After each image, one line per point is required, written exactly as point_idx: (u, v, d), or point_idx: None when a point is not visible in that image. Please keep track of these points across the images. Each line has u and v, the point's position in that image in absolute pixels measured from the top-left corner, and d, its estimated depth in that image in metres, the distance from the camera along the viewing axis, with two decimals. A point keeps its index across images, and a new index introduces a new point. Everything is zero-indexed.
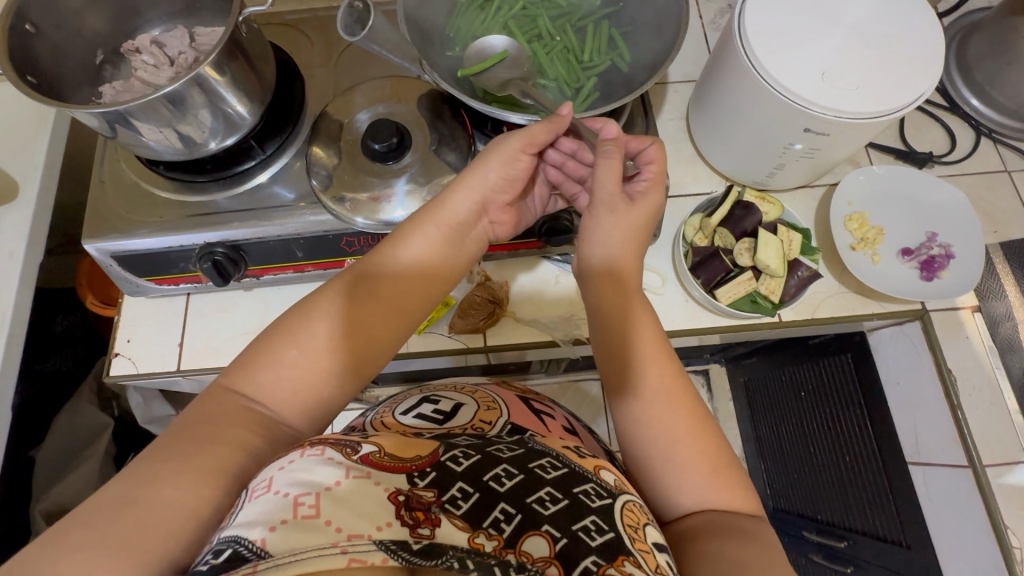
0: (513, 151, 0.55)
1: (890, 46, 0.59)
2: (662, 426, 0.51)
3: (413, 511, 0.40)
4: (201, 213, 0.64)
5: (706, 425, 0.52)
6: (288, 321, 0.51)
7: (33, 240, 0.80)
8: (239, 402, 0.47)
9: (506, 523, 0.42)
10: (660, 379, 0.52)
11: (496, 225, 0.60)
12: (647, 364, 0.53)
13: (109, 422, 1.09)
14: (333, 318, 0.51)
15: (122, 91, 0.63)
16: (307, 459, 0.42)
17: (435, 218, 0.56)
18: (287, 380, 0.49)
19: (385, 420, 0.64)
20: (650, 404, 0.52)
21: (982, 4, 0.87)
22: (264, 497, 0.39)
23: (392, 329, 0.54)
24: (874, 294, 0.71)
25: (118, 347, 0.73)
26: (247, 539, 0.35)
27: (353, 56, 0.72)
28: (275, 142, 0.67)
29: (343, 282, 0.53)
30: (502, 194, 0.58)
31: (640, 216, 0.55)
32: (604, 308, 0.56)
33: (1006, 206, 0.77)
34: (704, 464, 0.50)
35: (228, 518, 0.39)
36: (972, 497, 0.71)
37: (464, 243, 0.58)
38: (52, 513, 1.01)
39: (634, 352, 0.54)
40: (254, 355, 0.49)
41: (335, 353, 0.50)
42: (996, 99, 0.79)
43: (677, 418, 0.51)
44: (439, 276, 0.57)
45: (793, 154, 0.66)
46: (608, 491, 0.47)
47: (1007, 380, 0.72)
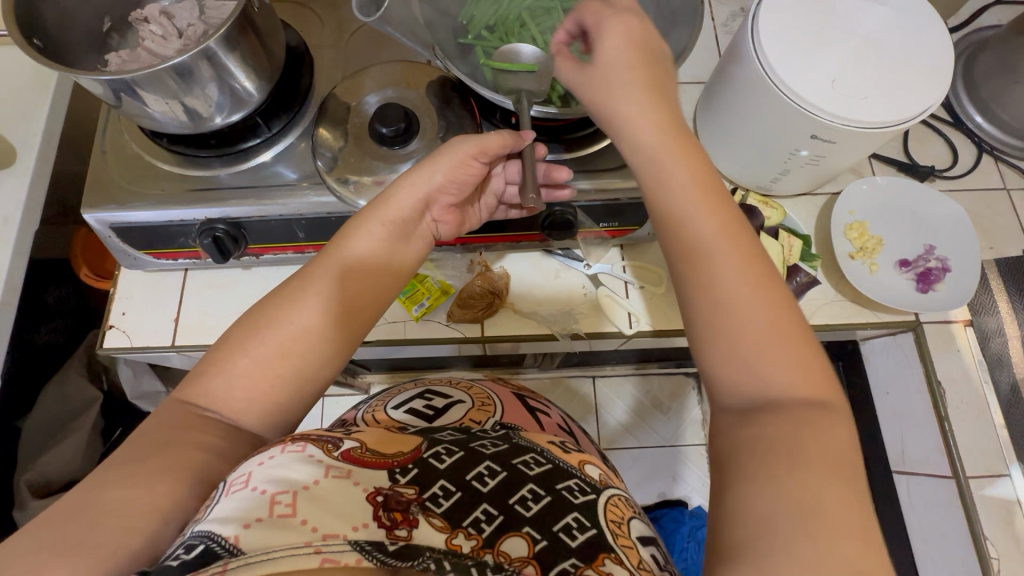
0: (465, 157, 0.56)
1: (900, 58, 0.60)
2: (757, 347, 0.40)
3: (391, 512, 0.40)
4: (201, 188, 0.64)
5: (786, 304, 0.42)
6: (239, 332, 0.51)
7: (30, 207, 0.79)
8: (191, 413, 0.47)
9: (487, 523, 0.42)
10: (756, 293, 0.42)
11: (439, 223, 0.61)
12: (736, 276, 0.42)
13: (98, 396, 1.08)
14: (286, 325, 0.50)
15: (129, 61, 0.62)
16: (287, 455, 0.42)
17: (376, 211, 0.56)
18: (236, 391, 0.48)
19: (377, 416, 0.64)
20: (738, 325, 0.41)
21: (991, 21, 0.87)
22: (240, 493, 0.40)
23: (347, 333, 0.53)
24: (869, 304, 0.72)
25: (112, 319, 0.72)
26: (221, 536, 0.36)
27: (363, 38, 0.72)
28: (281, 121, 0.66)
29: (292, 287, 0.52)
30: (446, 195, 0.58)
31: (650, 103, 0.48)
32: (677, 218, 0.46)
33: (1003, 223, 0.78)
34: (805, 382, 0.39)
35: (201, 510, 0.40)
36: (954, 508, 0.73)
37: (409, 239, 0.58)
38: (37, 486, 1.00)
39: (720, 261, 0.43)
40: (208, 365, 0.49)
41: (286, 361, 0.50)
42: (1000, 117, 0.80)
43: (776, 338, 0.40)
44: (385, 276, 0.56)
45: (799, 160, 0.67)
46: (592, 487, 0.47)
47: (994, 395, 0.74)
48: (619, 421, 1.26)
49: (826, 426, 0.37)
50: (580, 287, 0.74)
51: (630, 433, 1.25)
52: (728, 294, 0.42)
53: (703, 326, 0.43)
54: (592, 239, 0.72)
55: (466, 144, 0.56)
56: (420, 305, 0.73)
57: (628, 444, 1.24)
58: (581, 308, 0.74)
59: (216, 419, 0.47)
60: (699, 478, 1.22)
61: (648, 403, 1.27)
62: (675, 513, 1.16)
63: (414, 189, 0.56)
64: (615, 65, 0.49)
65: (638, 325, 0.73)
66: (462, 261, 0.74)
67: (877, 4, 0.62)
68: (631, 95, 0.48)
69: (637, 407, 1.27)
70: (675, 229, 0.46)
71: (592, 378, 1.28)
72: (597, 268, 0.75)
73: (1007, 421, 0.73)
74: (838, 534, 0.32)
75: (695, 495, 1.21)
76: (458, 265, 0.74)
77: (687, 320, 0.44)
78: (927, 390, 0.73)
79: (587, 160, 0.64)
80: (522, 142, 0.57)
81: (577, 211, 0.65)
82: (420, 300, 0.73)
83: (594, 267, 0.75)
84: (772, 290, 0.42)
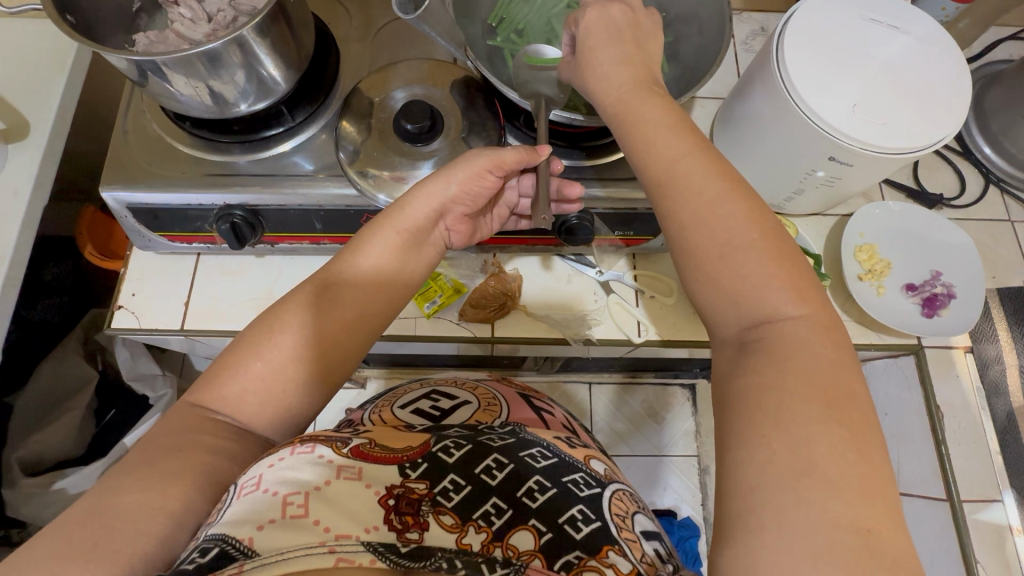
0: (480, 170, 0.57)
1: (920, 86, 0.61)
2: (739, 276, 0.42)
3: (402, 515, 0.40)
4: (220, 174, 0.64)
5: (780, 235, 0.43)
6: (251, 336, 0.50)
7: (40, 183, 0.78)
8: (204, 414, 0.47)
9: (496, 517, 0.43)
10: (736, 220, 0.43)
11: (451, 232, 0.61)
12: (717, 210, 0.44)
13: (94, 374, 1.07)
14: (300, 327, 0.50)
15: (157, 43, 0.62)
16: (297, 457, 0.42)
17: (393, 220, 0.56)
18: (248, 397, 0.48)
19: (383, 416, 0.64)
20: (719, 259, 0.43)
21: (1002, 56, 0.89)
22: (252, 495, 0.40)
23: (359, 337, 0.54)
24: (874, 325, 0.73)
25: (121, 300, 0.72)
26: (235, 538, 0.36)
27: (390, 34, 0.72)
28: (305, 111, 0.67)
29: (306, 292, 0.52)
30: (460, 206, 0.58)
31: (629, 71, 0.50)
32: (662, 177, 0.47)
33: (1007, 254, 0.80)
34: (790, 292, 0.42)
35: (213, 514, 0.40)
36: (947, 531, 0.74)
37: (423, 247, 0.58)
38: (28, 463, 1.01)
39: (697, 200, 0.44)
40: (218, 369, 0.49)
41: (299, 366, 0.50)
42: (1008, 149, 0.81)
43: (755, 257, 0.42)
44: (397, 287, 0.56)
45: (814, 180, 0.68)
46: (597, 482, 0.49)
47: (990, 421, 0.75)
48: (613, 428, 1.26)
49: (812, 343, 0.40)
50: (591, 293, 0.75)
51: (624, 441, 1.25)
52: (706, 230, 0.44)
53: (688, 265, 0.45)
54: (607, 246, 0.73)
55: (482, 158, 0.56)
56: (432, 302, 0.73)
57: (621, 452, 1.24)
58: (591, 314, 0.74)
59: (226, 422, 0.47)
60: (690, 488, 1.22)
61: (643, 412, 1.27)
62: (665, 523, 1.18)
63: (431, 203, 0.56)
64: (599, 44, 0.52)
65: (646, 335, 0.74)
66: (476, 261, 0.74)
67: (899, 33, 0.64)
68: (618, 68, 0.51)
69: (631, 415, 1.27)
70: (657, 180, 0.47)
71: (589, 384, 1.29)
72: (609, 275, 0.76)
73: (1002, 447, 0.74)
74: (833, 492, 0.34)
75: (685, 505, 1.21)
76: (472, 266, 0.75)
77: (687, 276, 0.45)
78: (925, 414, 0.75)
79: (607, 169, 0.65)
80: (535, 158, 0.56)
81: (594, 218, 0.66)
82: (432, 297, 0.73)
83: (606, 273, 0.75)
84: (753, 218, 0.43)
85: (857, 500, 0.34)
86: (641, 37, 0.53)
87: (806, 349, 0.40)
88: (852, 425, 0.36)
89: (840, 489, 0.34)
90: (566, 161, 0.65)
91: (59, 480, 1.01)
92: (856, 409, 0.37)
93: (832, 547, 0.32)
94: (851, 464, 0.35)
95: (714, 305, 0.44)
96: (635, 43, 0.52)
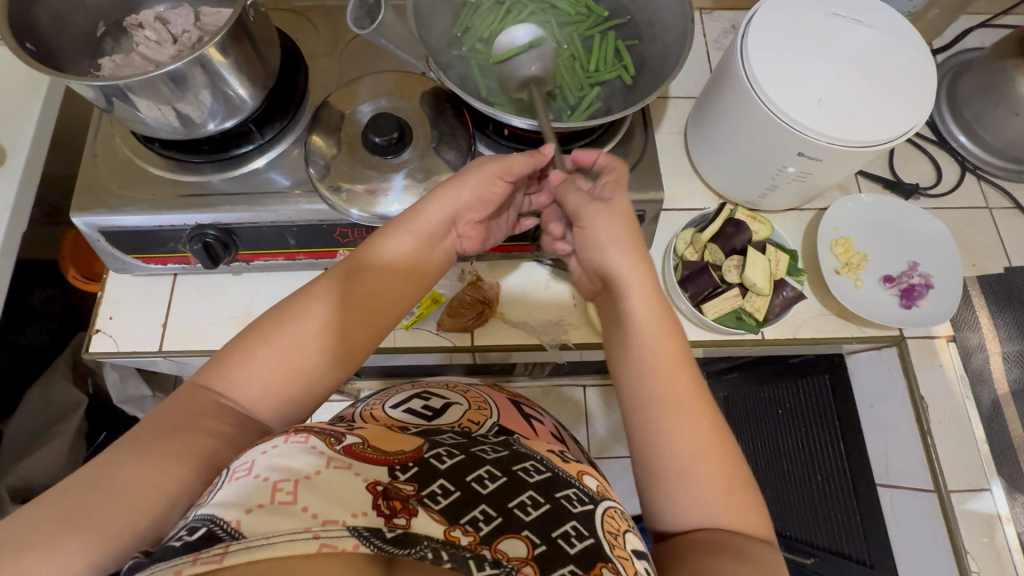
0: (490, 176, 0.55)
1: (885, 79, 0.61)
2: (688, 462, 0.47)
3: (390, 501, 0.41)
4: (193, 194, 0.63)
5: (725, 439, 0.48)
6: (262, 323, 0.50)
7: (18, 209, 0.78)
8: (205, 396, 0.46)
9: (484, 523, 0.43)
10: (693, 408, 0.48)
11: (463, 238, 0.60)
12: (684, 419, 0.48)
13: (83, 399, 1.07)
14: (309, 317, 0.50)
15: (122, 65, 0.62)
16: (291, 445, 0.42)
17: (408, 226, 0.55)
18: (253, 385, 0.48)
19: (375, 412, 0.64)
20: (684, 464, 0.47)
21: (974, 44, 0.90)
22: (243, 479, 0.39)
23: (369, 330, 0.54)
24: (854, 318, 0.73)
25: (99, 324, 0.72)
26: (223, 520, 0.35)
27: (359, 47, 0.72)
28: (274, 128, 0.66)
29: (318, 287, 0.52)
30: (471, 211, 0.57)
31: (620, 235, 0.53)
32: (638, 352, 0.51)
33: (985, 242, 0.80)
34: (734, 508, 0.46)
35: (204, 496, 0.39)
36: (935, 521, 0.74)
37: (434, 251, 0.57)
38: (19, 489, 0.99)
39: (663, 386, 0.49)
40: (226, 355, 0.49)
41: (307, 355, 0.50)
42: (983, 137, 0.81)
43: (703, 455, 0.47)
44: (406, 296, 0.56)
45: (786, 176, 0.68)
46: (591, 498, 0.47)
47: (976, 409, 0.75)
48: (607, 430, 1.26)
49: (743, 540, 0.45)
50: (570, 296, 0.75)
51: (618, 442, 1.25)
52: (670, 416, 0.48)
53: (650, 435, 0.49)
54: None
55: (498, 166, 0.55)
56: (411, 313, 0.73)
57: (617, 453, 1.25)
58: (572, 318, 0.74)
59: None
60: None
61: None
62: None
63: (444, 208, 0.55)
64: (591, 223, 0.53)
65: None
66: (452, 271, 0.74)
67: (862, 26, 0.64)
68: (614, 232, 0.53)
69: None
70: (636, 367, 0.50)
71: (583, 387, 1.28)
72: None
73: (988, 435, 0.74)
74: None
75: None
76: (448, 275, 0.75)
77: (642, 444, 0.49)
78: (910, 404, 0.75)
79: None
80: (544, 158, 0.56)
81: None
82: (411, 308, 0.73)
83: None
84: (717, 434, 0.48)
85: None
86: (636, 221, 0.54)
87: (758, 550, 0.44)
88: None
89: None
90: None
91: None
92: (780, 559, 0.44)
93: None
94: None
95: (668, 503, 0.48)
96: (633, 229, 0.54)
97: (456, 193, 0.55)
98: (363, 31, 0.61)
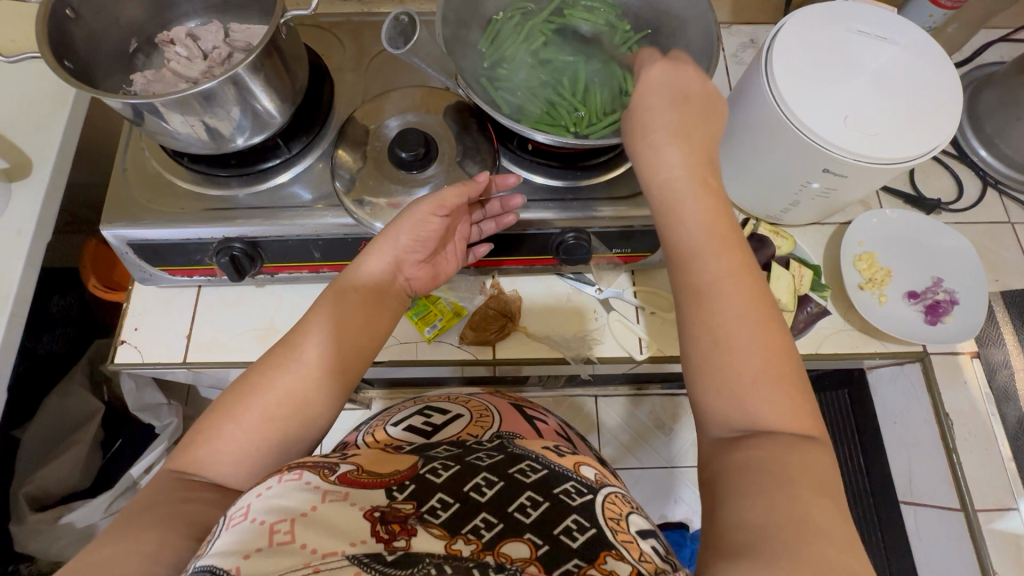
0: (425, 215, 0.57)
1: (911, 96, 0.61)
2: (735, 339, 0.43)
3: (389, 525, 0.40)
4: (219, 208, 0.64)
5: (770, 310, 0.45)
6: (226, 401, 0.51)
7: (43, 220, 0.79)
8: (183, 474, 0.48)
9: (486, 530, 0.42)
10: (738, 281, 0.45)
11: (412, 280, 0.62)
12: (736, 302, 0.44)
13: (99, 407, 1.07)
14: (273, 388, 0.52)
15: (154, 81, 0.63)
16: (285, 484, 0.42)
17: (353, 271, 0.58)
18: (226, 460, 0.49)
19: (377, 437, 0.64)
20: (728, 342, 0.44)
21: (993, 58, 0.89)
22: (240, 525, 0.39)
23: (338, 390, 0.55)
24: (877, 333, 0.73)
25: (124, 335, 0.72)
26: (222, 569, 0.36)
27: (383, 63, 0.73)
28: (301, 142, 0.67)
29: (280, 349, 0.54)
30: (414, 254, 0.60)
31: (671, 113, 0.50)
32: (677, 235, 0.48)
33: (1009, 257, 0.79)
34: (780, 396, 0.42)
35: (203, 547, 0.40)
36: (963, 540, 0.73)
37: (387, 295, 0.60)
38: (36, 497, 1.01)
39: (706, 262, 0.46)
40: (197, 433, 0.50)
41: (273, 425, 0.51)
42: (1004, 152, 0.81)
43: (750, 326, 0.44)
44: (367, 340, 0.58)
45: (810, 192, 0.68)
46: (588, 487, 0.48)
47: (1001, 427, 0.74)
48: (619, 441, 1.25)
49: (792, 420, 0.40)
50: (592, 311, 0.75)
51: (632, 453, 1.24)
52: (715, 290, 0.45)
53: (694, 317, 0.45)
54: (604, 264, 0.72)
55: (428, 204, 0.57)
56: (433, 326, 0.73)
57: (630, 464, 1.23)
58: (592, 332, 0.74)
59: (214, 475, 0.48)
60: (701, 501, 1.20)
61: (650, 424, 1.26)
62: (676, 535, 1.13)
63: (386, 250, 0.58)
64: (658, 106, 0.51)
65: (648, 351, 0.73)
66: (475, 283, 0.74)
67: (886, 44, 0.64)
68: (667, 110, 0.51)
69: (638, 427, 1.26)
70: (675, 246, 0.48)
71: (595, 397, 1.28)
72: (609, 292, 0.76)
73: (1015, 453, 0.73)
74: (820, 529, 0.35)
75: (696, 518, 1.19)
76: (471, 288, 0.74)
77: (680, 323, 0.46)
78: (934, 420, 0.74)
79: (603, 188, 0.65)
80: (477, 186, 0.58)
81: (591, 238, 0.66)
82: (432, 322, 0.73)
83: (606, 291, 0.75)
84: (772, 325, 0.44)
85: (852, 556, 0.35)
86: (709, 110, 0.51)
87: (817, 458, 0.40)
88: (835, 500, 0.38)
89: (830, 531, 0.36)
90: (563, 181, 0.65)
91: (66, 514, 1.00)
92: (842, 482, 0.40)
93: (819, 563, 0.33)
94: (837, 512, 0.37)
95: (714, 402, 0.44)
96: (701, 116, 0.51)
97: (398, 234, 0.57)
98: (401, 52, 0.59)
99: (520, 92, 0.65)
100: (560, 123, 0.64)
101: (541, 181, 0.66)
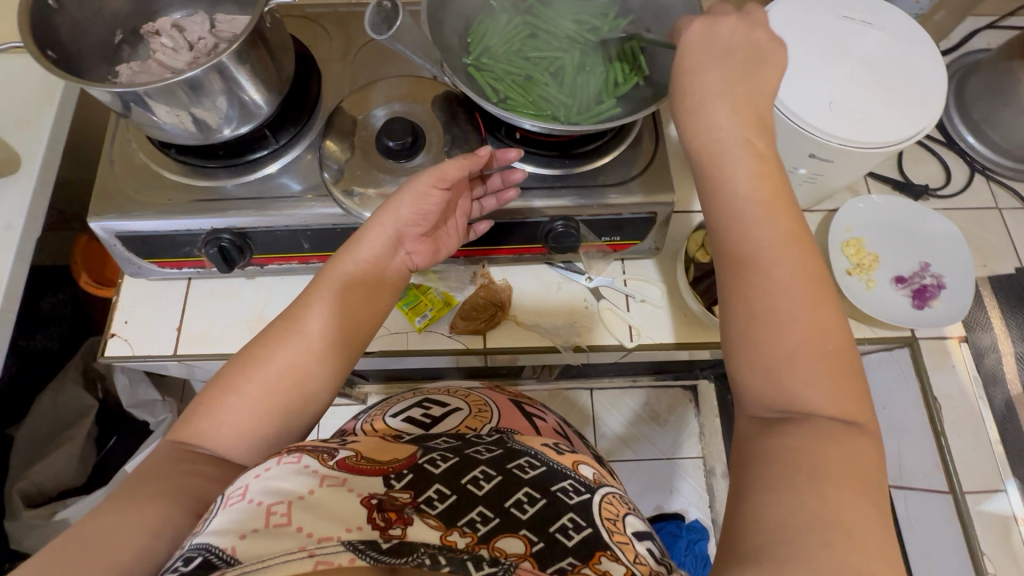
0: (425, 188, 0.57)
1: (897, 80, 0.61)
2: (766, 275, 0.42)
3: (385, 513, 0.40)
4: (206, 199, 0.64)
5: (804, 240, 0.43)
6: (228, 375, 0.51)
7: (32, 215, 0.79)
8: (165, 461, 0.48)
9: (482, 524, 0.42)
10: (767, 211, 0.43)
11: (413, 255, 0.61)
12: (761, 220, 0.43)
13: (92, 405, 1.07)
14: (276, 360, 0.52)
15: (140, 72, 0.63)
16: (284, 467, 0.42)
17: (354, 249, 0.57)
18: (227, 433, 0.49)
19: (374, 424, 0.64)
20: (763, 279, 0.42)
21: (980, 45, 0.90)
22: (237, 505, 0.40)
23: (342, 361, 0.55)
24: (865, 319, 0.73)
25: (115, 328, 0.72)
26: (218, 548, 0.36)
27: (371, 53, 0.73)
28: (289, 132, 0.67)
29: (283, 321, 0.54)
30: (414, 228, 0.59)
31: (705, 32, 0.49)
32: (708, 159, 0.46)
33: (997, 241, 0.80)
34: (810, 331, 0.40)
35: (199, 524, 0.40)
36: (953, 522, 0.74)
37: (386, 273, 0.59)
38: (30, 493, 1.00)
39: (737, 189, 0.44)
40: (199, 408, 0.50)
41: (276, 397, 0.51)
42: (991, 138, 0.81)
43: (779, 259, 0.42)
44: (368, 316, 0.58)
45: (797, 177, 0.68)
46: (587, 487, 0.48)
47: (989, 410, 0.75)
48: (615, 432, 1.25)
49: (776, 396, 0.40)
50: (582, 299, 0.75)
51: (627, 445, 1.24)
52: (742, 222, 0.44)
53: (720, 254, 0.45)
54: (594, 253, 0.73)
55: (431, 174, 0.57)
56: (423, 316, 0.74)
57: (625, 456, 1.23)
58: (584, 320, 0.74)
59: (205, 458, 0.48)
60: (697, 491, 1.20)
61: (645, 416, 1.26)
62: (673, 526, 1.14)
63: (386, 226, 0.57)
64: None
65: (639, 339, 0.74)
66: (465, 273, 0.75)
67: (873, 28, 0.64)
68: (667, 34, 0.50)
69: (634, 418, 1.26)
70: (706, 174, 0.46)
71: (590, 390, 1.28)
72: (599, 281, 0.76)
73: (1002, 436, 0.75)
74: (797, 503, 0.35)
75: (692, 508, 1.19)
76: (461, 277, 0.75)
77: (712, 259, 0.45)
78: (924, 405, 0.75)
79: (593, 175, 0.65)
80: (477, 161, 0.57)
81: (579, 225, 0.66)
82: (423, 311, 0.74)
83: (596, 279, 0.76)
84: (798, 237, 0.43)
85: (843, 491, 0.36)
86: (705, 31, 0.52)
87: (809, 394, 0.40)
88: (828, 442, 0.38)
89: (818, 482, 0.36)
90: (553, 170, 0.65)
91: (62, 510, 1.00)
92: (845, 424, 0.39)
93: (799, 535, 0.34)
94: (834, 466, 0.37)
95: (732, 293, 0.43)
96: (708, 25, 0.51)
97: (399, 207, 0.57)
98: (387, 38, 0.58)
99: (508, 80, 0.65)
100: (546, 110, 0.64)
101: (529, 169, 0.66)
